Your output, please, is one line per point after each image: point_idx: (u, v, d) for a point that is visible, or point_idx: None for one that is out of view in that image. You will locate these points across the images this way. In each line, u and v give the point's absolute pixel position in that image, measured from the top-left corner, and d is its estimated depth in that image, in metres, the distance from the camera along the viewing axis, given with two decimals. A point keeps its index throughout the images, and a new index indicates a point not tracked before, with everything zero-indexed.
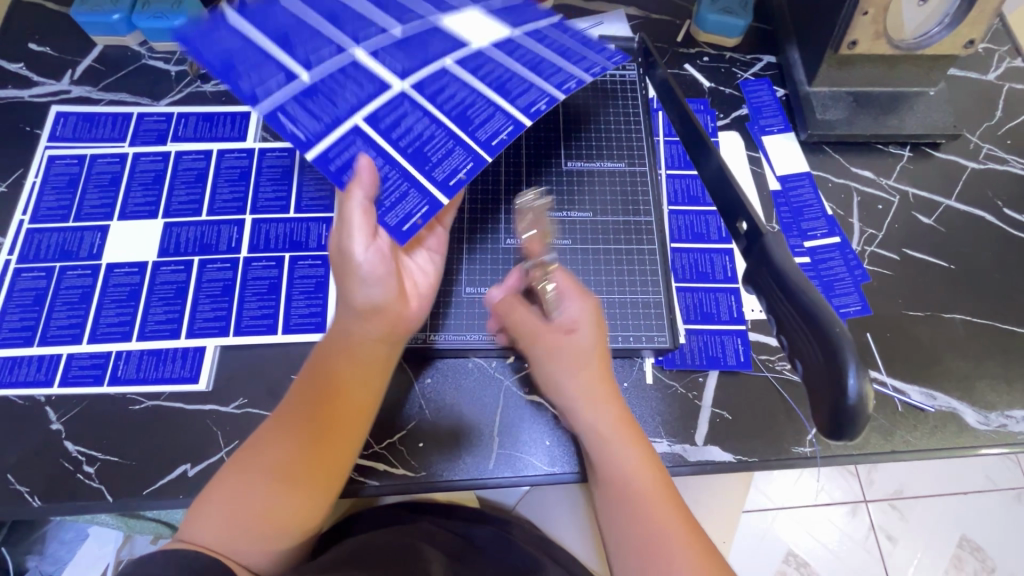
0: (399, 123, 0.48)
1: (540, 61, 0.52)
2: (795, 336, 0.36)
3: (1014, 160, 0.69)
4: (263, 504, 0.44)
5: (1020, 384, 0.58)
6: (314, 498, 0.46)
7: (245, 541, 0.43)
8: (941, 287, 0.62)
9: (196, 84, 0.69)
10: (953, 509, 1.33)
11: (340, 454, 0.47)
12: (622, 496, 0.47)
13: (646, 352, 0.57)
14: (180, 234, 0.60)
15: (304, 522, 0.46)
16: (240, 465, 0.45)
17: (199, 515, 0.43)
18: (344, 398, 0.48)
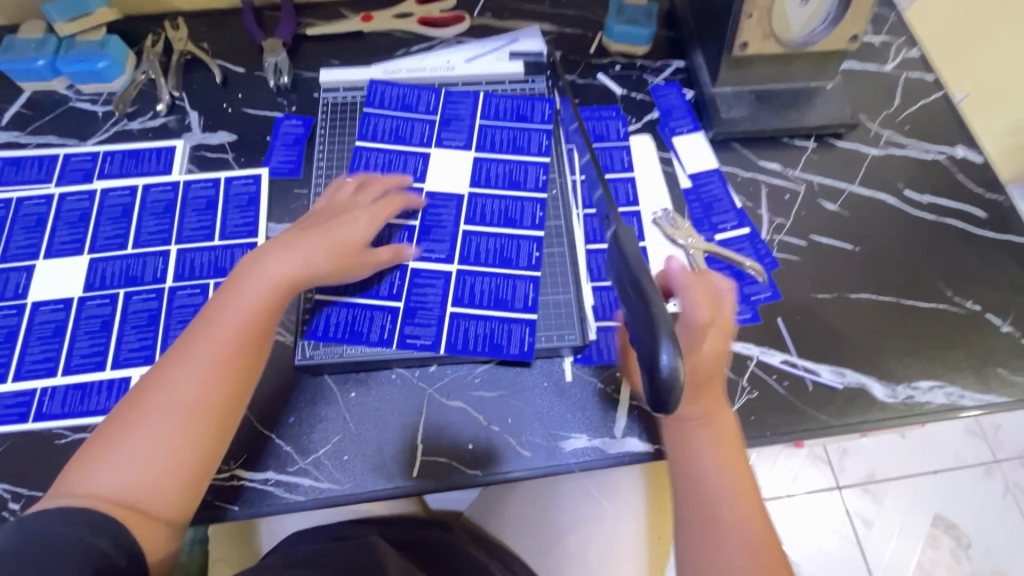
0: (424, 291, 0.59)
1: (512, 138, 0.68)
2: (634, 315, 0.44)
3: (913, 144, 0.72)
4: (173, 403, 0.46)
5: (924, 356, 0.61)
6: (225, 399, 0.48)
7: (167, 495, 0.45)
8: (848, 269, 0.65)
9: (123, 122, 0.71)
10: (924, 488, 1.34)
11: (236, 346, 0.50)
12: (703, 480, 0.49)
13: (564, 351, 0.59)
14: (106, 269, 0.62)
15: (166, 511, 0.45)
16: (104, 440, 0.45)
17: (54, 508, 0.41)
18: (238, 306, 0.51)
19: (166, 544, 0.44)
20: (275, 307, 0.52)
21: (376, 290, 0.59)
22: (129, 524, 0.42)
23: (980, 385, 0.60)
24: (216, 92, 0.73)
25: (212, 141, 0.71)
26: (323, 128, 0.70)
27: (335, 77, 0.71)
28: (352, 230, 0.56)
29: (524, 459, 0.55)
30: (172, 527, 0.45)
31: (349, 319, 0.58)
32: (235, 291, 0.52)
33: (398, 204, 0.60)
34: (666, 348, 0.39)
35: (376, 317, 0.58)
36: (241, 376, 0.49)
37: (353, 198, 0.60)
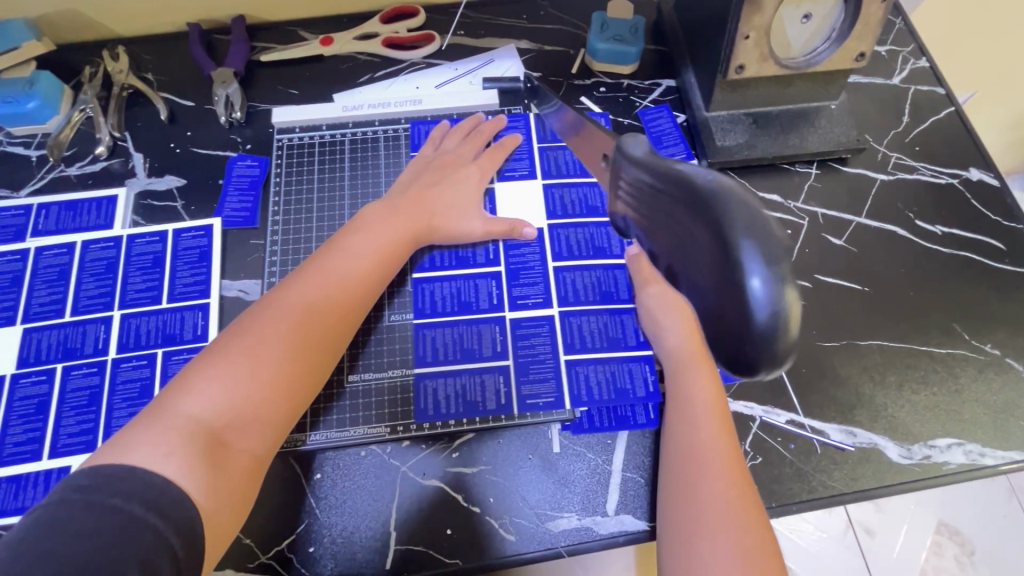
0: (531, 340, 0.56)
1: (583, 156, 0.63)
2: (691, 260, 0.32)
3: (923, 168, 0.67)
4: (287, 326, 0.44)
5: (940, 409, 0.56)
6: (328, 338, 0.46)
7: (255, 432, 0.41)
8: (856, 312, 0.60)
9: (60, 168, 0.65)
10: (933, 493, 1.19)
11: (350, 288, 0.48)
12: (695, 462, 0.45)
13: (550, 420, 0.53)
14: (41, 340, 0.56)
15: (258, 446, 0.41)
16: (222, 351, 0.41)
17: (141, 437, 0.36)
18: (355, 251, 0.50)
19: (231, 505, 0.38)
20: (387, 261, 0.52)
21: (479, 351, 0.55)
22: (213, 460, 0.37)
23: (999, 441, 0.55)
24: (162, 131, 0.67)
25: (159, 187, 0.64)
26: (279, 173, 0.63)
27: (291, 117, 0.65)
28: (459, 188, 0.59)
29: (507, 543, 0.50)
30: (245, 482, 0.40)
31: (460, 389, 0.54)
32: (357, 233, 0.52)
33: (498, 159, 0.61)
34: (758, 270, 0.27)
35: (487, 381, 0.54)
36: (346, 323, 0.48)
37: (456, 150, 0.61)
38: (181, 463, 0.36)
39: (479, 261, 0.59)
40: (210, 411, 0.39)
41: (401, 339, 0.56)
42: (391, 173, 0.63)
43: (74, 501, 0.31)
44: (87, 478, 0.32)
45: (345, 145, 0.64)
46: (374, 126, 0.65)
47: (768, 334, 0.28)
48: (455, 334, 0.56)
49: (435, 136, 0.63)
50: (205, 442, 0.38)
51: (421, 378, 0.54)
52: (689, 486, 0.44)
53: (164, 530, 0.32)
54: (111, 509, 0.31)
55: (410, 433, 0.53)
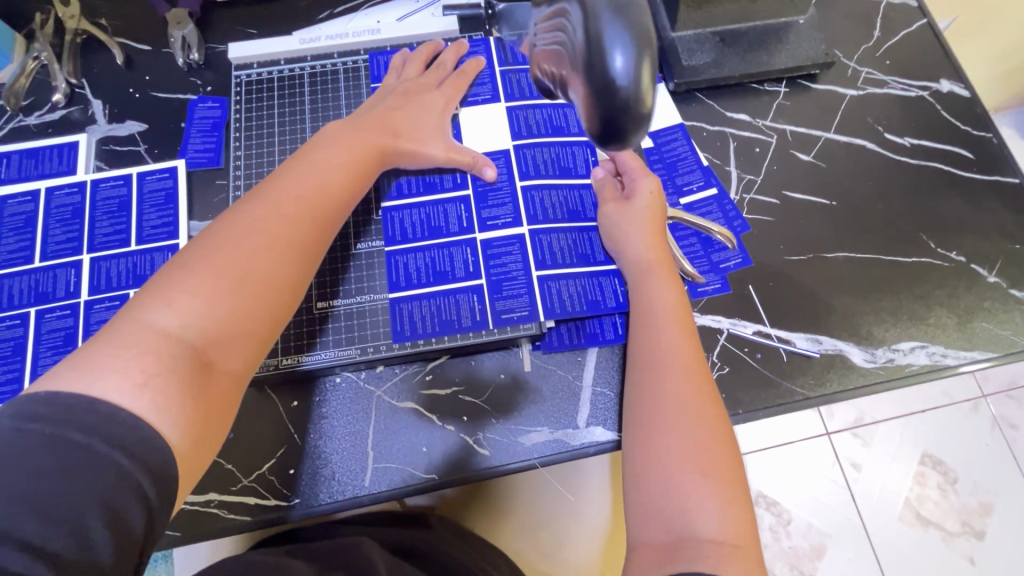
0: (503, 260, 0.56)
1: None
2: (561, 56, 0.31)
3: (893, 81, 0.66)
4: (260, 241, 0.42)
5: (905, 314, 0.57)
6: (303, 254, 0.45)
7: (236, 349, 0.40)
8: (823, 226, 0.60)
9: (19, 118, 0.64)
10: (917, 428, 1.21)
11: (323, 206, 0.47)
12: (655, 373, 0.46)
13: (522, 340, 0.54)
14: (12, 286, 0.56)
15: (239, 361, 0.41)
16: (192, 267, 0.40)
17: (111, 358, 0.35)
18: (323, 166, 0.49)
19: (208, 432, 0.38)
20: (356, 178, 0.51)
21: (452, 273, 0.55)
22: (193, 375, 0.37)
23: (963, 342, 0.56)
24: (120, 76, 0.65)
25: (121, 132, 0.63)
26: (238, 111, 0.62)
27: (247, 53, 0.63)
28: (424, 114, 0.57)
29: (482, 458, 0.52)
30: (225, 401, 0.39)
31: (435, 309, 0.54)
32: (322, 150, 0.50)
33: (461, 84, 0.60)
34: (620, 48, 0.28)
35: (461, 301, 0.54)
36: (320, 240, 0.47)
37: (419, 77, 0.60)
38: (154, 389, 0.35)
39: (445, 187, 0.58)
40: (185, 328, 0.38)
41: (372, 263, 0.56)
42: (351, 105, 0.62)
43: (32, 434, 0.30)
44: (42, 409, 0.31)
45: (305, 79, 0.63)
46: (333, 59, 0.64)
47: (628, 105, 0.28)
48: (427, 259, 0.56)
49: (396, 63, 0.62)
50: (184, 360, 0.37)
51: (396, 301, 0.54)
52: (650, 389, 0.45)
53: (127, 468, 0.31)
54: (71, 445, 0.30)
55: (382, 354, 0.53)
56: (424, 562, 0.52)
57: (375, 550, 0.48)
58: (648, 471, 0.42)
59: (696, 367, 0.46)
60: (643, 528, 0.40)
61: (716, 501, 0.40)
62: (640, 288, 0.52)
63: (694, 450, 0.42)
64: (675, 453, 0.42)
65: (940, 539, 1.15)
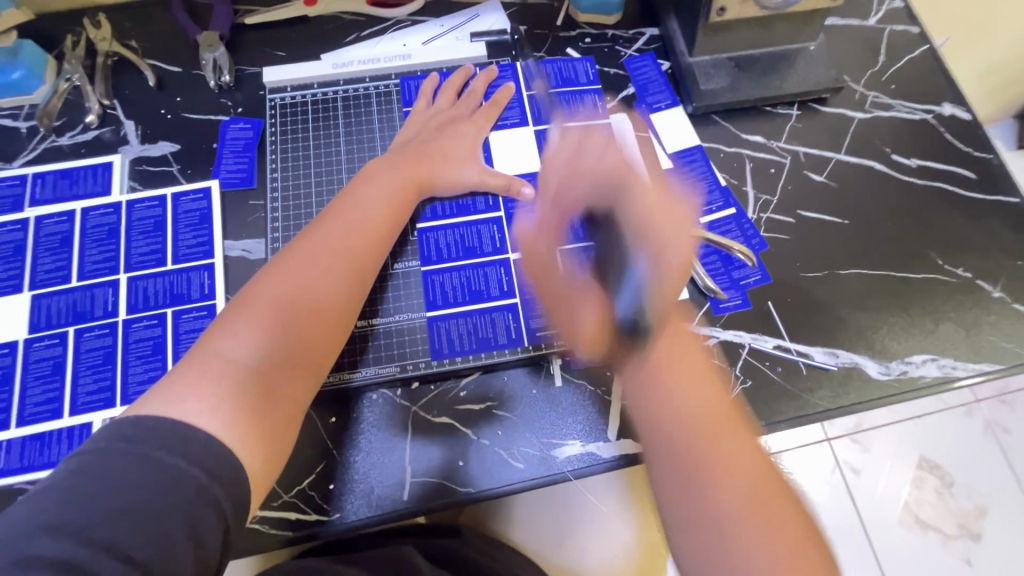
0: None
1: (572, 103, 0.66)
2: None
3: (899, 105, 0.69)
4: (311, 276, 0.47)
5: (915, 328, 0.60)
6: (350, 286, 0.49)
7: (296, 375, 0.44)
8: (837, 244, 0.63)
9: (51, 138, 0.65)
10: (914, 433, 1.24)
11: (364, 241, 0.51)
12: (694, 449, 0.43)
13: (553, 356, 0.56)
14: (50, 305, 0.57)
15: (297, 387, 0.44)
16: (253, 304, 0.44)
17: (188, 382, 0.38)
18: (364, 204, 0.53)
19: (275, 452, 0.40)
20: (395, 211, 0.54)
21: (487, 292, 0.57)
22: (260, 399, 0.40)
23: (971, 355, 0.59)
24: (152, 97, 0.67)
25: (154, 153, 0.65)
26: (272, 133, 0.64)
27: (281, 76, 0.65)
28: (458, 144, 0.60)
29: (517, 471, 0.53)
30: (287, 425, 0.42)
31: (471, 327, 0.56)
32: (362, 190, 0.54)
33: (493, 114, 0.63)
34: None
35: (497, 319, 0.56)
36: (364, 273, 0.51)
37: (450, 109, 0.63)
38: (226, 411, 0.38)
39: (477, 208, 0.60)
40: (252, 358, 0.42)
41: (409, 283, 0.58)
42: (383, 129, 0.64)
43: (124, 451, 0.33)
44: (132, 431, 0.34)
45: (338, 102, 0.65)
46: (364, 83, 0.66)
47: None
48: (462, 278, 0.58)
49: (427, 90, 0.64)
50: (252, 385, 0.40)
51: (434, 320, 0.56)
52: (690, 455, 0.43)
53: (206, 485, 0.34)
54: (155, 461, 0.33)
55: (422, 371, 0.55)
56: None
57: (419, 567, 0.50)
58: (701, 542, 0.41)
59: (727, 423, 0.44)
60: None
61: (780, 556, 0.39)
62: (665, 353, 0.47)
63: (748, 509, 0.40)
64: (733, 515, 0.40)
65: (938, 542, 1.17)
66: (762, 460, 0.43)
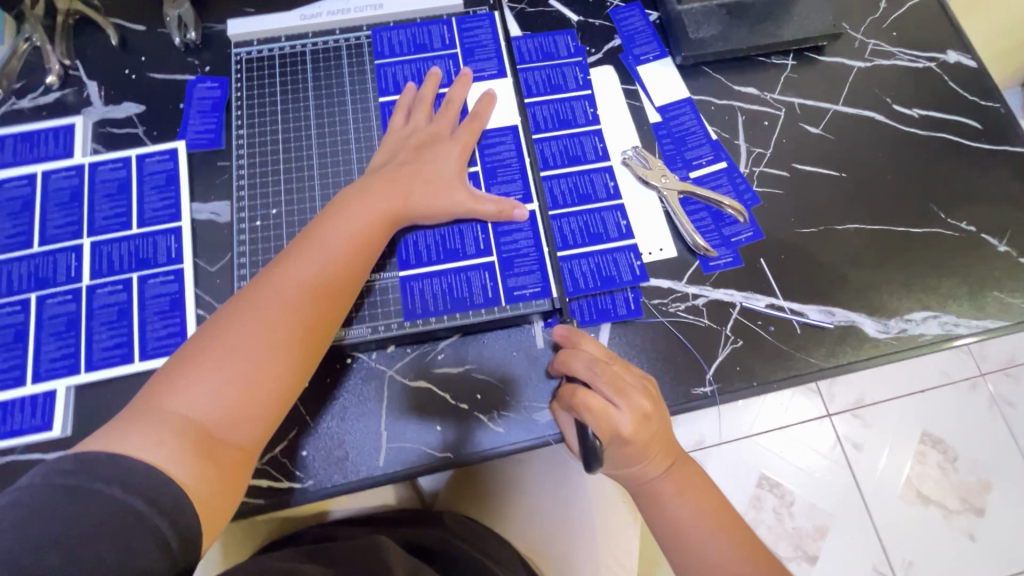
0: (514, 237, 0.55)
1: (550, 75, 0.62)
2: None
3: (901, 53, 0.66)
4: (272, 318, 0.44)
5: (916, 285, 0.57)
6: (316, 325, 0.46)
7: (248, 424, 0.41)
8: (834, 198, 0.60)
9: (11, 101, 0.62)
10: (917, 407, 1.22)
11: (335, 276, 0.47)
12: (674, 544, 0.46)
13: (534, 316, 0.54)
14: (11, 271, 0.55)
15: (254, 432, 0.42)
16: (209, 347, 0.42)
17: (131, 433, 0.37)
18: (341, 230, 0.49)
19: (226, 496, 0.39)
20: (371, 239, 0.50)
21: (462, 250, 0.55)
22: (207, 452, 0.38)
23: (974, 311, 0.56)
24: (115, 57, 0.64)
25: (118, 114, 0.62)
26: (238, 90, 0.61)
27: (248, 30, 0.62)
28: (441, 139, 0.56)
29: (496, 435, 0.51)
30: (240, 474, 0.41)
31: (447, 286, 0.54)
32: (339, 210, 0.50)
33: (464, 87, 0.59)
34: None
35: (473, 278, 0.54)
36: (335, 308, 0.47)
37: (429, 125, 0.57)
38: (176, 459, 0.37)
39: None
40: (204, 407, 0.40)
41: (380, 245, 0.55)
42: (355, 84, 0.61)
43: (57, 486, 0.32)
44: (70, 464, 0.33)
45: (306, 56, 0.62)
46: (335, 36, 0.63)
47: None
48: (437, 236, 0.55)
49: (404, 103, 0.58)
50: (199, 441, 0.38)
51: (406, 278, 0.54)
52: (653, 510, 0.48)
53: (148, 515, 0.33)
54: (91, 493, 0.32)
55: (394, 332, 0.52)
56: (441, 562, 0.52)
57: (393, 550, 0.48)
58: None
59: (686, 472, 0.49)
60: None
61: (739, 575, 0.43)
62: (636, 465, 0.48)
63: (710, 546, 0.45)
64: (695, 551, 0.45)
65: (940, 517, 1.15)
66: (737, 521, 0.47)
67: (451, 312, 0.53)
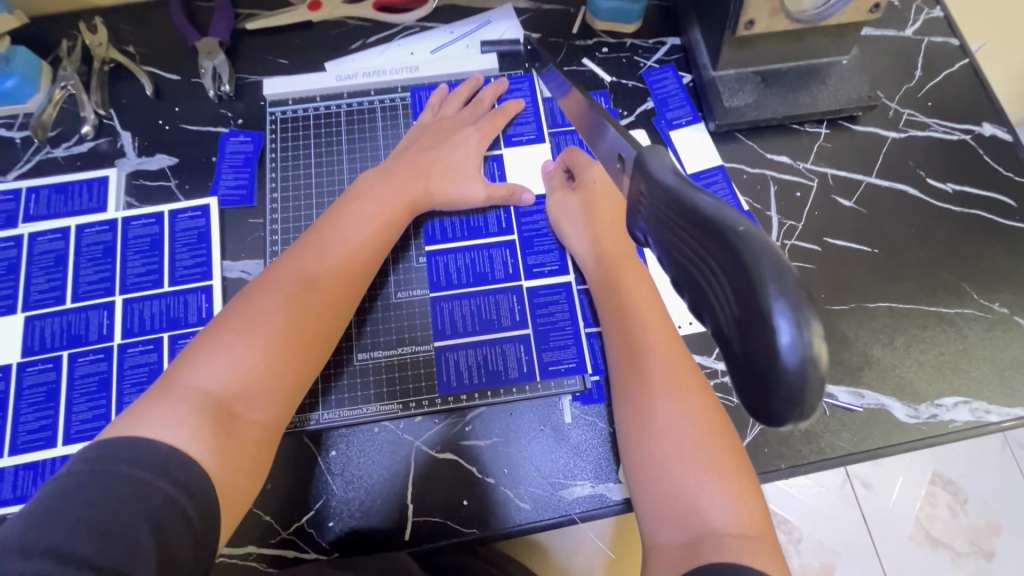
0: (550, 309, 0.57)
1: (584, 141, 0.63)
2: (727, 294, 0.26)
3: (935, 123, 0.65)
4: (284, 295, 0.45)
5: (947, 369, 0.56)
6: (332, 298, 0.48)
7: (265, 401, 0.42)
8: (866, 275, 0.59)
9: (45, 150, 0.62)
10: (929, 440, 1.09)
11: (354, 261, 0.50)
12: (639, 370, 0.47)
13: (562, 393, 0.54)
14: (44, 327, 0.55)
15: (268, 409, 0.42)
16: (224, 326, 0.43)
17: (154, 411, 0.38)
18: (351, 219, 0.52)
19: (244, 470, 0.40)
20: (383, 225, 0.53)
21: (499, 321, 0.56)
22: (223, 424, 0.39)
23: (1005, 398, 0.56)
24: (149, 106, 0.64)
25: (151, 166, 0.62)
26: (274, 150, 0.62)
27: (283, 89, 0.63)
28: (464, 140, 0.60)
29: (523, 512, 0.51)
30: (256, 451, 0.41)
31: (482, 358, 0.55)
32: (352, 206, 0.53)
33: (500, 120, 0.62)
34: (785, 320, 0.23)
35: (508, 351, 0.55)
36: (348, 285, 0.49)
37: (451, 118, 0.62)
38: (193, 428, 0.38)
39: (491, 229, 0.60)
40: (220, 382, 0.40)
41: (413, 313, 0.57)
42: (388, 144, 0.63)
43: (83, 471, 0.33)
44: (91, 453, 0.35)
45: (341, 116, 0.64)
46: (370, 96, 0.65)
47: (795, 384, 0.24)
48: (472, 305, 0.57)
49: (433, 102, 0.63)
50: (216, 414, 0.39)
51: (443, 349, 0.55)
52: (635, 392, 0.46)
53: (173, 494, 0.34)
54: (118, 476, 0.33)
55: (428, 408, 0.54)
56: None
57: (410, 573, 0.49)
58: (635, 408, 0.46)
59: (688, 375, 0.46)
60: (659, 530, 0.40)
61: (737, 535, 0.38)
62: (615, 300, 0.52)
63: (681, 447, 0.42)
64: (682, 489, 0.41)
65: (948, 560, 1.03)
66: (728, 443, 0.43)
67: (485, 387, 0.54)
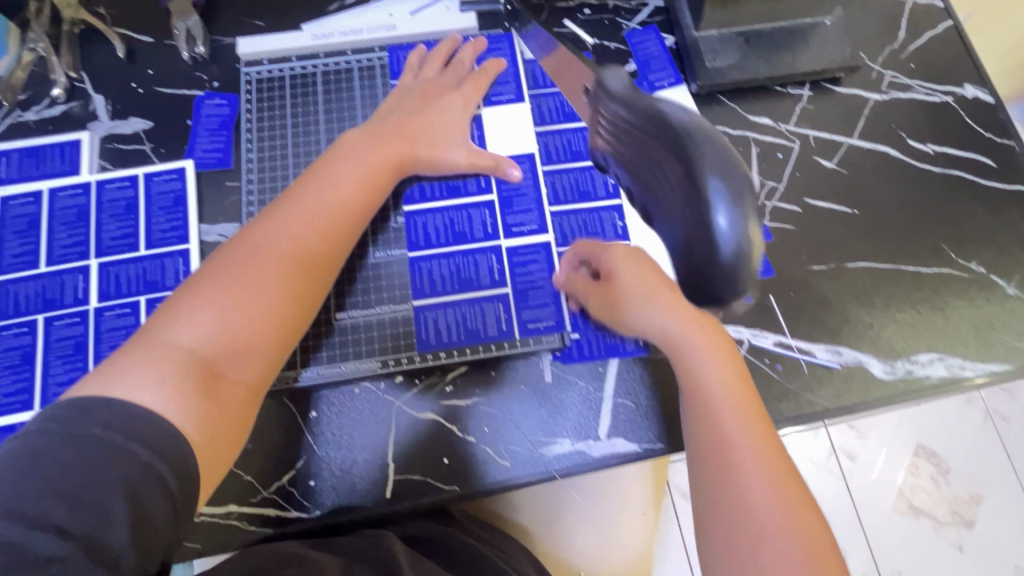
0: (528, 269, 0.57)
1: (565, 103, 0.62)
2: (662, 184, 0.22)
3: (917, 85, 0.65)
4: (266, 257, 0.45)
5: (924, 327, 0.57)
6: (316, 257, 0.47)
7: (249, 360, 0.42)
8: (846, 235, 0.60)
9: (16, 114, 0.61)
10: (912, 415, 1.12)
11: (337, 219, 0.49)
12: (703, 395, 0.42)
13: (542, 352, 0.54)
14: (18, 292, 0.54)
15: (252, 368, 0.42)
16: (205, 283, 0.42)
17: (132, 369, 0.37)
18: (334, 178, 0.51)
19: (221, 432, 0.39)
20: (367, 186, 0.52)
21: (478, 281, 0.56)
22: (205, 381, 0.39)
23: (980, 354, 0.56)
24: (122, 69, 0.62)
25: (125, 130, 0.61)
26: (251, 112, 0.61)
27: (259, 48, 0.62)
28: (451, 105, 0.59)
29: (503, 469, 0.51)
30: (238, 408, 0.41)
31: (461, 318, 0.55)
32: (334, 164, 0.52)
33: (482, 83, 0.61)
34: (719, 201, 0.20)
35: (487, 310, 0.55)
36: (332, 244, 0.49)
37: (434, 80, 0.61)
38: (172, 387, 0.37)
39: (472, 190, 0.60)
40: (200, 341, 0.40)
41: (392, 275, 0.56)
42: (367, 105, 0.62)
43: (52, 431, 0.33)
44: (64, 411, 0.34)
45: (318, 77, 0.63)
46: (346, 56, 0.63)
47: (731, 275, 0.21)
48: (452, 266, 0.57)
49: (412, 64, 0.62)
50: (198, 374, 0.39)
51: (421, 309, 0.55)
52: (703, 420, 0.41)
53: (147, 459, 0.33)
54: (84, 437, 0.33)
55: (406, 366, 0.53)
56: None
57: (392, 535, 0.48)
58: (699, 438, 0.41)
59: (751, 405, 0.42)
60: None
61: None
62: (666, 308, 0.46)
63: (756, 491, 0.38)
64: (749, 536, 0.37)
65: (930, 528, 1.06)
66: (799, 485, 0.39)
67: (464, 345, 0.54)
